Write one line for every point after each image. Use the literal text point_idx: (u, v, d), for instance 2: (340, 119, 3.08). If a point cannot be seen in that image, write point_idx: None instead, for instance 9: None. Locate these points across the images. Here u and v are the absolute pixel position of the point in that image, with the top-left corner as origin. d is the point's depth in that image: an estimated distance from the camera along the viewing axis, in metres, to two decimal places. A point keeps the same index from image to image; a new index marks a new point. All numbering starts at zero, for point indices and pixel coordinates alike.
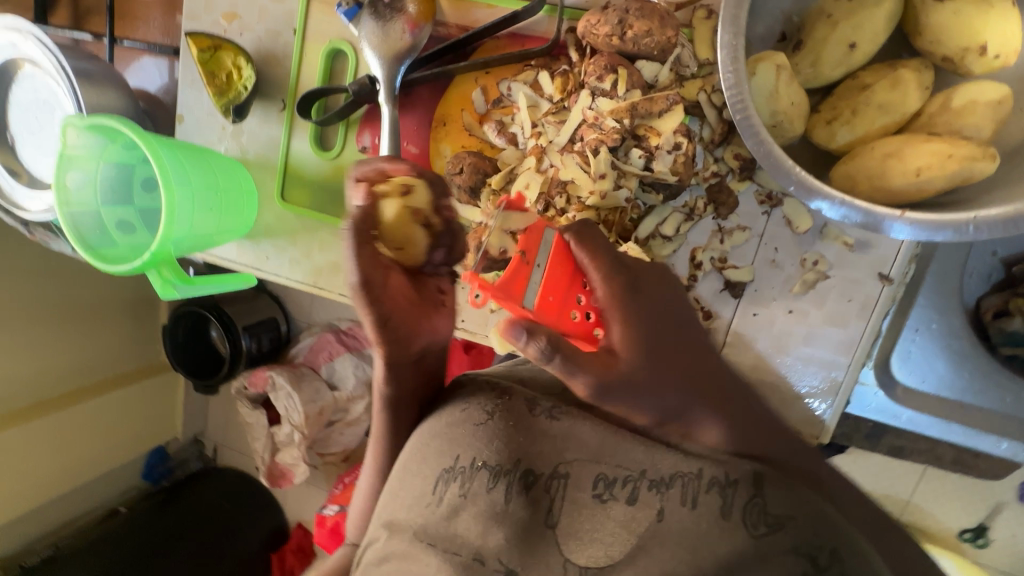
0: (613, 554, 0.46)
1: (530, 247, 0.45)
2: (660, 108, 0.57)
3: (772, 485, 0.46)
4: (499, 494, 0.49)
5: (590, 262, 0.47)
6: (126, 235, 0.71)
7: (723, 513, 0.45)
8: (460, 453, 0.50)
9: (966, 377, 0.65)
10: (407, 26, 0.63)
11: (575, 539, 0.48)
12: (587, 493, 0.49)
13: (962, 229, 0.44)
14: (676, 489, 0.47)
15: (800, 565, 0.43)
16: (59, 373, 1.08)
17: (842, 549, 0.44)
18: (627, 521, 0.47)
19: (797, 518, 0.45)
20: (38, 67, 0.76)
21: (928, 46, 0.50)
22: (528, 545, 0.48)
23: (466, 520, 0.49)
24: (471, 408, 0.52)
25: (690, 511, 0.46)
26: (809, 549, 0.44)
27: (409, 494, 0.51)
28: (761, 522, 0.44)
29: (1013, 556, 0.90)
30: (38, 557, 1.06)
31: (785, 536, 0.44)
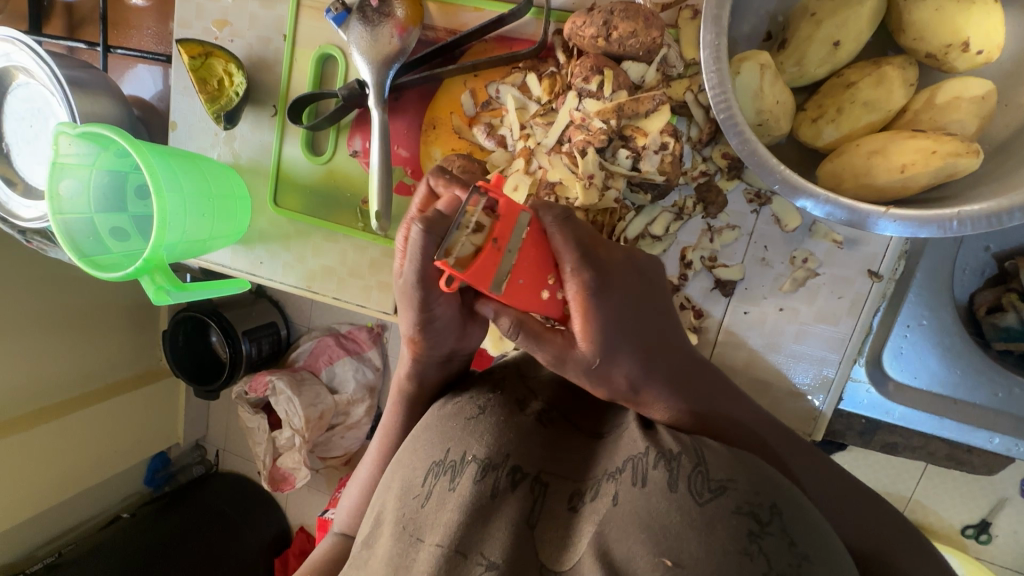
0: (577, 547, 0.40)
1: (502, 232, 0.44)
2: (647, 108, 0.57)
3: (716, 454, 0.42)
4: (487, 485, 0.44)
5: (561, 245, 0.47)
6: (120, 242, 0.72)
7: (671, 486, 0.40)
8: (451, 447, 0.47)
9: (959, 373, 0.65)
10: (395, 30, 0.64)
11: (556, 542, 0.42)
12: (564, 505, 0.44)
13: (946, 225, 0.44)
14: (628, 471, 0.42)
15: (745, 525, 0.37)
16: (60, 380, 1.09)
17: (782, 504, 0.39)
18: (591, 513, 0.42)
19: (739, 482, 0.39)
20: (32, 77, 0.77)
21: (912, 44, 0.50)
22: (508, 540, 0.41)
23: (448, 517, 0.43)
24: (465, 404, 0.51)
25: (642, 490, 0.40)
26: (751, 508, 0.38)
27: (397, 489, 0.48)
28: (706, 489, 0.39)
29: (1015, 551, 0.90)
30: (40, 563, 1.09)
31: (729, 499, 0.38)
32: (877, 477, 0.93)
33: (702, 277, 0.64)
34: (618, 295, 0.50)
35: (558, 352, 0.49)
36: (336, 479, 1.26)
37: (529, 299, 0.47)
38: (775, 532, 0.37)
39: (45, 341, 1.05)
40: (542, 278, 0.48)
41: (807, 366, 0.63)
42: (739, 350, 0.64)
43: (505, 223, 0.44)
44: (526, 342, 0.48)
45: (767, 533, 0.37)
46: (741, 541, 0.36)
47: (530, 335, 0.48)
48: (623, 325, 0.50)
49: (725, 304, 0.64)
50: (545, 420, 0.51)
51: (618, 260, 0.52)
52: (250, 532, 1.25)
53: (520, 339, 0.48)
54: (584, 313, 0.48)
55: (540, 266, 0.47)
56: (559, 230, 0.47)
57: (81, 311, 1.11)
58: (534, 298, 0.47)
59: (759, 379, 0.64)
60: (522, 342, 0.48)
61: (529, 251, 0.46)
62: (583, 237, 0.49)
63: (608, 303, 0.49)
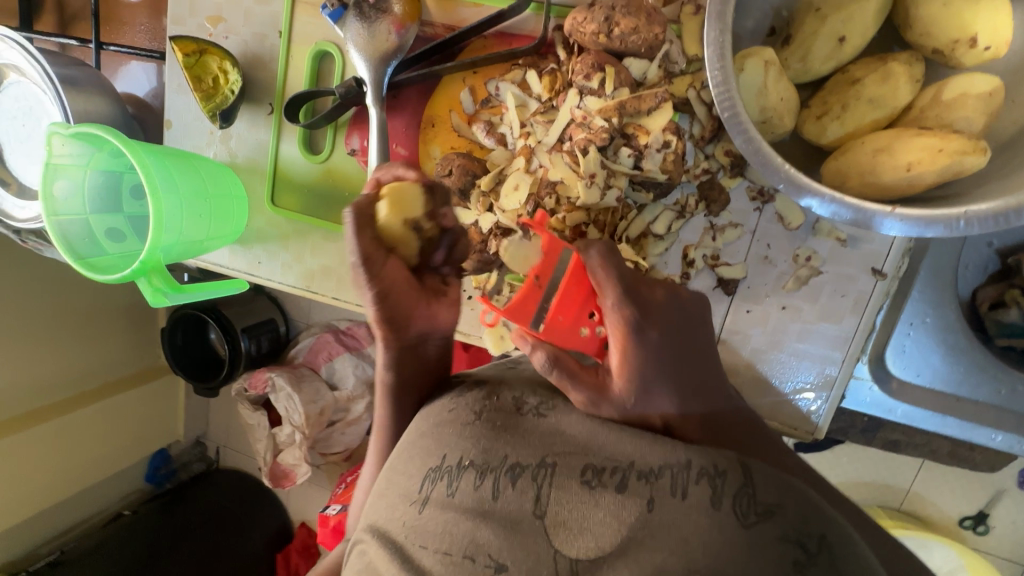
0: (602, 543, 0.41)
1: (544, 270, 0.48)
2: (649, 106, 0.56)
3: (761, 478, 0.45)
4: (487, 490, 0.45)
5: (606, 283, 0.47)
6: (117, 243, 0.71)
7: (713, 503, 0.42)
8: (447, 453, 0.48)
9: (962, 370, 0.64)
10: (393, 26, 0.63)
11: (569, 529, 0.42)
12: (575, 480, 0.45)
13: (952, 224, 0.44)
14: (666, 479, 0.43)
15: (791, 554, 0.40)
16: (58, 379, 1.08)
17: (830, 537, 0.42)
18: (620, 509, 0.42)
19: (785, 507, 0.43)
20: (23, 74, 0.75)
21: (919, 39, 0.49)
22: (518, 538, 0.42)
23: (450, 522, 0.45)
24: (458, 407, 0.50)
25: (681, 502, 0.42)
26: (798, 537, 0.41)
27: (393, 493, 0.49)
28: (752, 511, 0.42)
29: (1013, 543, 0.91)
30: (43, 560, 1.09)
31: (773, 524, 0.42)
32: (877, 470, 0.93)
33: (705, 276, 0.63)
34: (653, 334, 0.49)
35: (594, 393, 0.48)
36: (337, 475, 1.26)
37: (568, 332, 0.49)
38: (822, 564, 0.41)
39: (43, 340, 1.04)
40: (584, 314, 0.49)
41: (810, 365, 0.62)
42: (741, 349, 0.64)
43: (545, 261, 0.48)
44: (562, 376, 0.48)
45: (814, 564, 0.40)
46: (785, 565, 0.40)
47: (566, 369, 0.48)
48: (662, 367, 0.49)
49: (727, 303, 0.63)
50: (542, 410, 0.50)
51: (659, 299, 0.51)
52: (251, 530, 1.25)
53: (557, 374, 0.48)
54: (624, 350, 0.47)
55: (585, 299, 0.49)
56: (601, 265, 0.48)
57: (78, 310, 1.10)
58: (575, 333, 0.49)
59: (761, 378, 0.64)
60: (558, 377, 0.48)
61: (573, 288, 0.48)
62: (627, 275, 0.49)
63: (645, 343, 0.48)
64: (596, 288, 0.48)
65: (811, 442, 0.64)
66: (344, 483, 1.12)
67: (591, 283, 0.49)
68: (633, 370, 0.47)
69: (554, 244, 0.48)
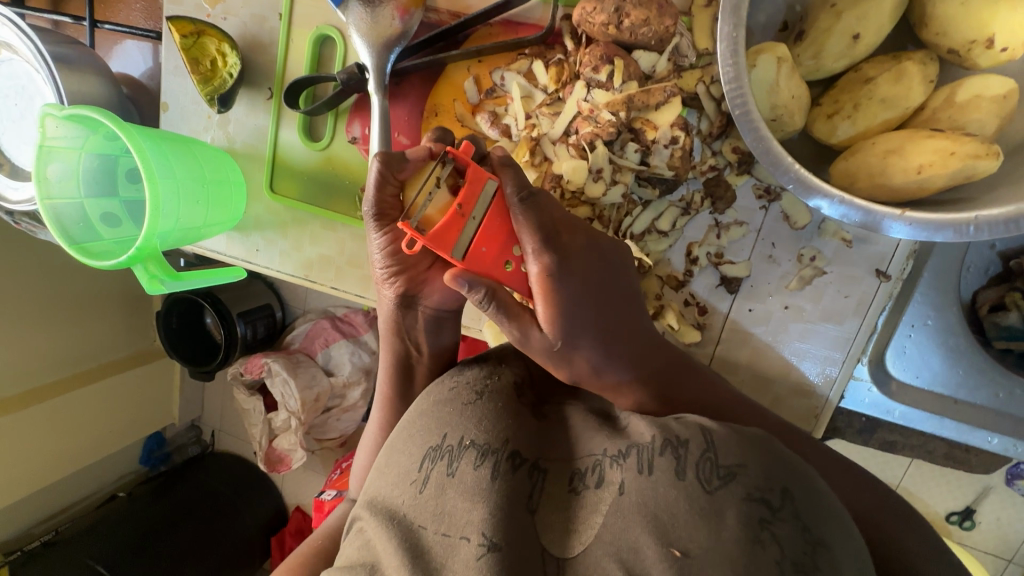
0: (583, 538, 0.41)
1: (467, 200, 0.49)
2: (657, 100, 0.55)
3: (722, 437, 0.42)
4: (486, 472, 0.44)
5: (523, 229, 0.50)
6: (112, 228, 0.70)
7: (677, 473, 0.40)
8: (449, 433, 0.48)
9: (961, 373, 0.65)
10: (396, 12, 0.61)
11: (560, 530, 0.42)
12: (563, 487, 0.45)
13: (962, 229, 0.43)
14: (632, 458, 0.42)
15: (756, 511, 0.37)
16: (51, 360, 1.07)
17: (794, 488, 0.39)
18: (597, 503, 0.42)
19: (748, 466, 0.39)
20: (16, 53, 0.74)
21: (935, 39, 0.48)
22: (511, 525, 0.41)
23: (451, 503, 0.44)
24: (461, 389, 0.52)
25: (647, 478, 0.41)
26: (763, 494, 0.38)
27: (394, 473, 0.49)
28: (715, 476, 0.39)
29: (998, 537, 0.92)
30: (38, 540, 1.09)
31: (736, 485, 0.38)
32: (867, 464, 0.94)
33: (708, 274, 0.63)
34: (575, 278, 0.51)
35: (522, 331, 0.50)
36: (332, 460, 1.26)
37: (489, 268, 0.51)
38: (788, 518, 0.37)
39: (36, 323, 1.03)
40: (507, 248, 0.51)
41: (812, 364, 0.62)
42: (743, 347, 0.64)
43: (469, 190, 0.49)
44: (496, 311, 0.49)
45: (780, 520, 0.37)
46: (752, 526, 0.36)
47: (501, 304, 0.49)
48: (586, 317, 0.51)
49: (730, 302, 0.63)
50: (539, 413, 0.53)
51: (580, 245, 0.53)
52: (244, 512, 1.24)
53: (492, 309, 0.49)
54: (546, 294, 0.50)
55: (505, 233, 0.51)
56: (523, 212, 0.50)
57: (70, 292, 1.08)
58: (497, 266, 0.51)
59: (762, 376, 0.64)
60: (493, 313, 0.49)
61: (493, 221, 0.50)
62: (548, 219, 0.51)
63: (569, 283, 0.51)
64: (515, 229, 0.51)
65: (809, 442, 0.64)
66: (339, 468, 1.12)
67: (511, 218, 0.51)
68: (560, 310, 0.50)
69: (478, 175, 0.49)
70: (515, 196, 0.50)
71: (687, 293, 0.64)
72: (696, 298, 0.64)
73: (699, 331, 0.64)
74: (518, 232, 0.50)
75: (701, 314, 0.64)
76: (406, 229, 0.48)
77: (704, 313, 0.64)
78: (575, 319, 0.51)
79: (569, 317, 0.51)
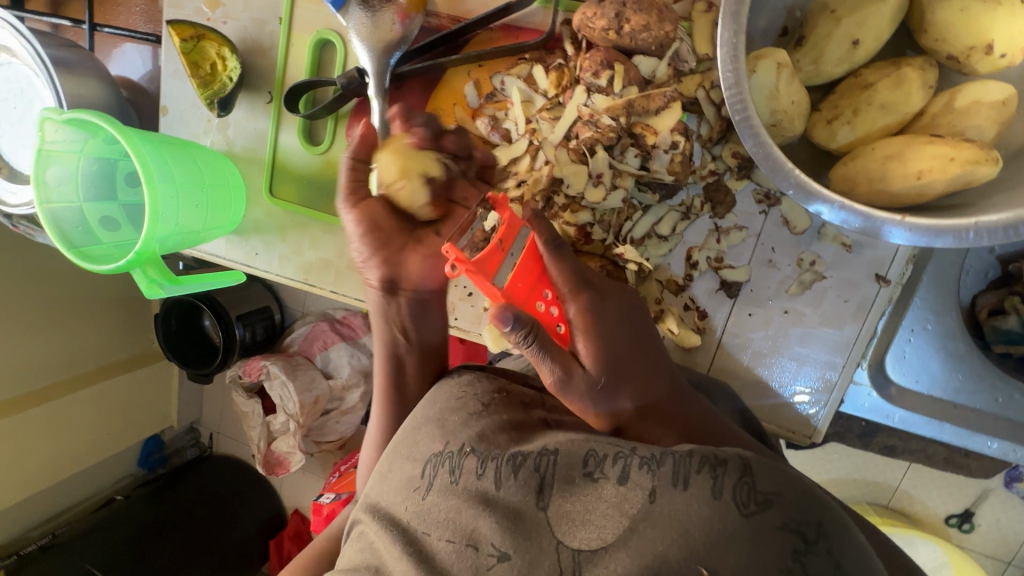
0: (605, 535, 0.41)
1: (506, 237, 0.50)
2: (657, 105, 0.55)
3: (760, 466, 0.43)
4: (490, 480, 0.46)
5: (560, 275, 0.51)
6: (111, 232, 0.70)
7: (714, 493, 0.41)
8: (451, 439, 0.50)
9: (961, 378, 0.65)
10: (397, 16, 0.61)
11: (574, 523, 0.43)
12: (578, 471, 0.45)
13: (962, 235, 0.43)
14: (667, 469, 0.43)
15: (791, 542, 0.39)
16: (48, 363, 1.06)
17: (828, 523, 0.41)
18: (621, 502, 0.42)
19: (784, 496, 0.41)
20: (14, 56, 0.73)
21: (933, 44, 0.48)
22: (520, 531, 0.43)
23: (454, 508, 0.46)
24: (468, 398, 0.53)
25: (682, 492, 0.42)
26: (798, 525, 0.40)
27: (397, 478, 0.50)
28: (753, 500, 0.41)
29: (998, 540, 0.92)
30: (34, 544, 1.09)
31: (774, 513, 0.40)
32: (866, 467, 0.94)
33: (708, 278, 0.63)
34: (608, 313, 0.52)
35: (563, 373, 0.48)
36: (331, 463, 1.25)
37: (525, 303, 0.49)
38: (822, 552, 0.40)
39: (34, 326, 1.03)
40: (540, 290, 0.51)
41: (812, 369, 0.62)
42: (743, 352, 0.64)
43: (508, 230, 0.50)
44: (536, 350, 0.46)
45: (813, 553, 0.39)
46: (785, 555, 0.39)
47: (542, 342, 0.46)
48: (619, 357, 0.52)
49: (730, 306, 0.63)
50: (551, 421, 0.54)
51: (609, 284, 0.55)
52: (244, 516, 1.24)
53: (533, 347, 0.46)
54: (586, 333, 0.51)
55: (539, 276, 0.52)
56: (559, 261, 0.51)
57: (68, 294, 1.08)
58: (533, 305, 0.50)
59: (761, 380, 0.64)
60: (534, 351, 0.46)
61: (530, 263, 0.51)
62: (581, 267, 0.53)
63: (604, 320, 0.52)
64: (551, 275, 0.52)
65: (809, 446, 0.64)
66: (338, 472, 1.11)
67: (546, 265, 0.52)
68: (599, 352, 0.50)
69: (514, 221, 0.51)
70: (550, 242, 0.51)
71: (687, 297, 0.64)
72: (695, 302, 0.64)
73: (698, 335, 0.64)
74: (553, 276, 0.51)
75: (700, 318, 0.64)
76: (452, 254, 0.45)
77: (703, 318, 0.64)
78: (614, 363, 0.51)
79: (608, 360, 0.51)
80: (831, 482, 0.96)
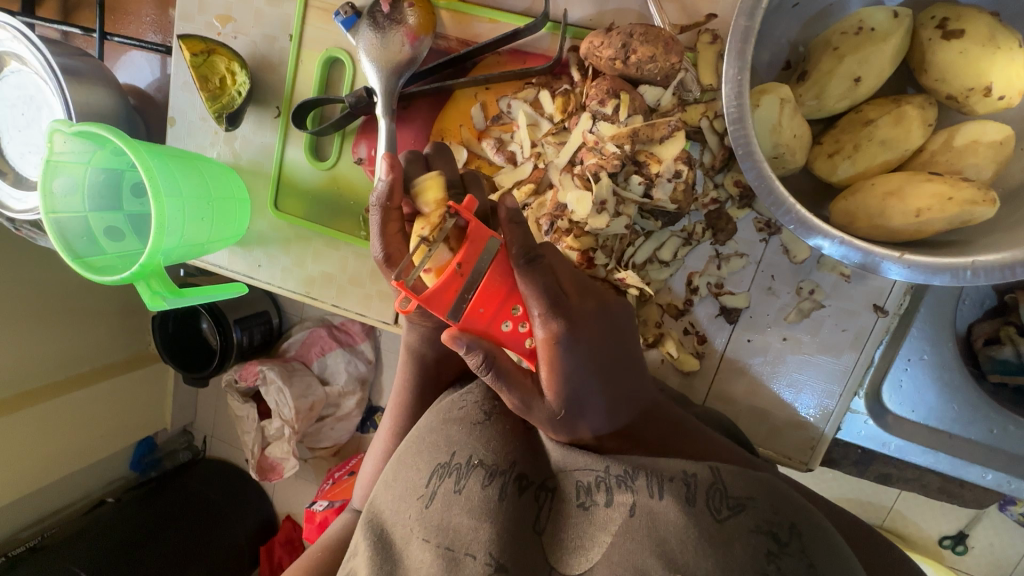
0: (590, 557, 0.44)
1: (467, 258, 0.43)
2: (661, 134, 0.56)
3: (729, 471, 0.46)
4: (493, 491, 0.48)
5: (526, 292, 0.44)
6: (115, 242, 0.70)
7: (687, 499, 0.43)
8: (457, 451, 0.51)
9: (956, 408, 0.65)
10: (406, 38, 0.62)
11: (564, 547, 0.46)
12: (571, 502, 0.48)
13: (959, 273, 0.44)
14: (643, 481, 0.45)
15: (764, 544, 0.41)
16: (44, 365, 1.06)
17: (802, 525, 0.43)
18: (607, 522, 0.45)
19: (756, 500, 0.44)
20: (25, 64, 0.74)
21: (934, 84, 0.49)
22: (519, 548, 0.45)
23: (456, 520, 0.47)
24: (469, 407, 0.55)
25: (658, 501, 0.43)
26: (770, 527, 0.42)
27: (400, 486, 0.52)
28: (725, 506, 0.43)
29: (991, 564, 0.92)
30: (22, 546, 1.08)
31: (746, 517, 0.43)
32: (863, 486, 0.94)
33: (709, 303, 0.64)
34: (584, 345, 0.46)
35: (524, 398, 0.46)
36: (324, 470, 1.25)
37: (487, 328, 0.45)
38: (795, 553, 0.41)
39: (31, 329, 1.03)
40: (506, 309, 0.45)
41: (809, 397, 0.63)
42: (741, 377, 0.64)
43: (470, 248, 0.43)
44: (494, 378, 0.45)
45: (786, 554, 0.41)
46: (758, 557, 0.41)
47: (500, 372, 0.45)
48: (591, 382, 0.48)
49: (729, 331, 0.64)
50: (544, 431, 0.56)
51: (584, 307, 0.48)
52: (234, 522, 1.23)
53: (490, 375, 0.45)
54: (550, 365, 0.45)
55: (504, 291, 0.45)
56: (528, 281, 0.44)
57: (67, 296, 1.08)
58: (497, 327, 0.45)
59: (758, 406, 0.65)
60: (491, 379, 0.45)
61: (495, 280, 0.44)
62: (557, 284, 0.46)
63: (576, 353, 0.46)
64: (518, 287, 0.45)
65: (805, 472, 0.65)
66: (330, 478, 1.11)
67: (514, 281, 0.45)
68: (564, 381, 0.46)
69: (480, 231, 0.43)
70: (519, 257, 0.44)
71: (688, 320, 0.65)
72: (695, 326, 0.65)
73: (698, 359, 0.65)
74: (523, 294, 0.44)
75: (700, 342, 0.65)
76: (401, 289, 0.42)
77: (703, 341, 0.65)
78: (585, 379, 0.47)
79: (577, 379, 0.47)
80: (823, 500, 0.96)
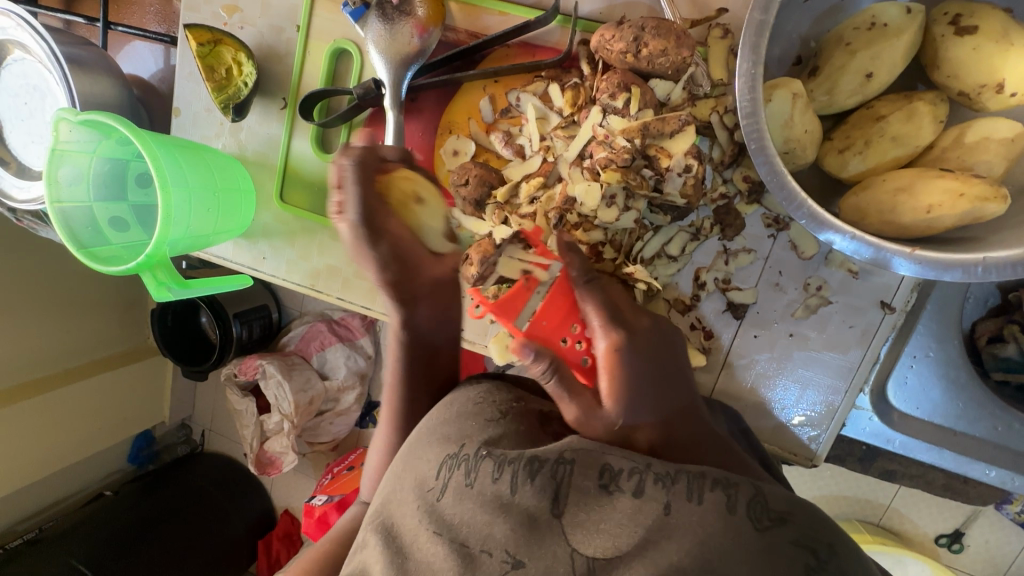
0: (618, 544, 0.43)
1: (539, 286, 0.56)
2: (671, 128, 0.55)
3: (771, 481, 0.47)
4: (506, 482, 0.47)
5: (591, 313, 0.56)
6: (120, 233, 0.70)
7: (728, 508, 0.44)
8: (467, 443, 0.50)
9: (960, 406, 0.65)
10: (415, 29, 0.62)
11: (587, 530, 0.44)
12: (593, 482, 0.47)
13: (970, 270, 0.44)
14: (682, 485, 0.46)
15: (803, 558, 0.43)
16: (44, 357, 1.06)
17: (839, 546, 0.46)
18: (636, 514, 0.44)
19: (796, 516, 0.46)
20: (28, 52, 0.74)
21: (946, 80, 0.49)
22: (535, 539, 0.44)
23: (468, 512, 0.47)
24: (484, 404, 0.54)
25: (697, 506, 0.44)
26: (809, 542, 0.44)
27: (407, 479, 0.52)
28: (767, 517, 0.44)
29: (986, 562, 0.92)
30: (21, 538, 1.08)
31: (786, 529, 0.44)
32: (861, 484, 0.95)
33: (715, 298, 0.64)
34: (635, 353, 0.55)
35: (585, 410, 0.51)
36: (323, 465, 1.25)
37: (551, 343, 0.54)
38: (831, 570, 0.44)
39: (30, 321, 1.02)
40: (567, 326, 0.59)
41: (815, 393, 0.63)
42: (746, 373, 0.65)
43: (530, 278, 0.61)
44: (557, 387, 0.52)
45: (825, 569, 0.43)
46: (797, 569, 0.43)
47: (563, 378, 0.52)
48: (647, 392, 0.54)
49: (736, 327, 0.64)
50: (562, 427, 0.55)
51: (643, 326, 0.57)
52: (233, 515, 1.23)
53: (554, 382, 0.52)
54: (611, 370, 0.54)
55: (566, 311, 0.59)
56: (588, 295, 0.56)
57: (67, 288, 1.08)
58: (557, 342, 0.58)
59: (763, 401, 0.65)
60: (554, 387, 0.52)
61: (557, 296, 0.59)
62: (612, 303, 0.57)
63: (629, 360, 0.54)
64: (577, 305, 0.58)
65: (810, 468, 0.65)
66: (330, 473, 1.11)
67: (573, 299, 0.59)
68: (621, 383, 0.53)
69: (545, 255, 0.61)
70: (579, 278, 0.56)
71: (695, 316, 0.65)
72: (702, 322, 0.65)
73: (704, 355, 0.65)
74: (587, 311, 0.56)
75: (706, 338, 0.65)
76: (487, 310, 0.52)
77: (710, 337, 0.65)
78: (639, 394, 0.53)
79: (633, 391, 0.53)
80: (821, 498, 0.97)
